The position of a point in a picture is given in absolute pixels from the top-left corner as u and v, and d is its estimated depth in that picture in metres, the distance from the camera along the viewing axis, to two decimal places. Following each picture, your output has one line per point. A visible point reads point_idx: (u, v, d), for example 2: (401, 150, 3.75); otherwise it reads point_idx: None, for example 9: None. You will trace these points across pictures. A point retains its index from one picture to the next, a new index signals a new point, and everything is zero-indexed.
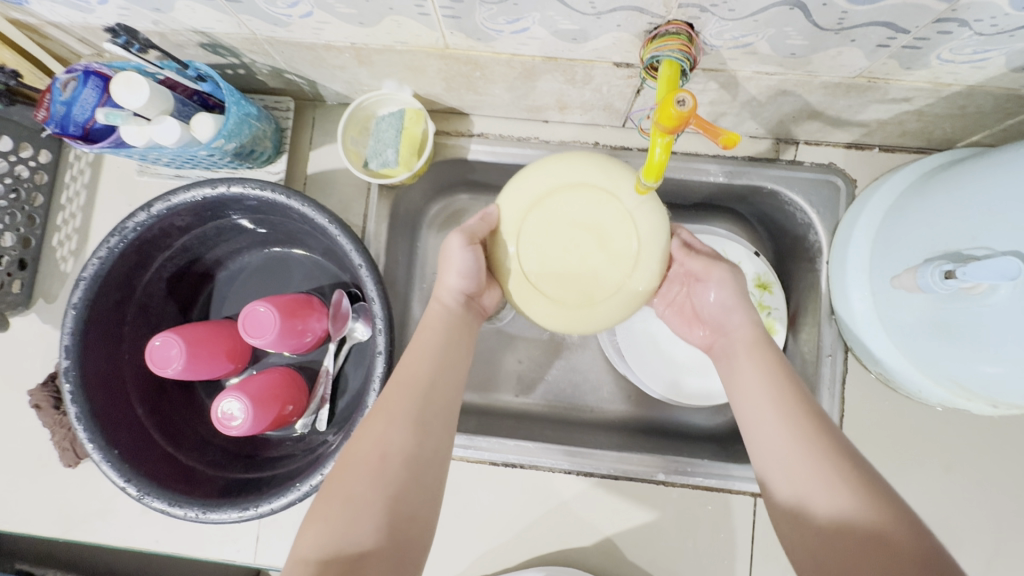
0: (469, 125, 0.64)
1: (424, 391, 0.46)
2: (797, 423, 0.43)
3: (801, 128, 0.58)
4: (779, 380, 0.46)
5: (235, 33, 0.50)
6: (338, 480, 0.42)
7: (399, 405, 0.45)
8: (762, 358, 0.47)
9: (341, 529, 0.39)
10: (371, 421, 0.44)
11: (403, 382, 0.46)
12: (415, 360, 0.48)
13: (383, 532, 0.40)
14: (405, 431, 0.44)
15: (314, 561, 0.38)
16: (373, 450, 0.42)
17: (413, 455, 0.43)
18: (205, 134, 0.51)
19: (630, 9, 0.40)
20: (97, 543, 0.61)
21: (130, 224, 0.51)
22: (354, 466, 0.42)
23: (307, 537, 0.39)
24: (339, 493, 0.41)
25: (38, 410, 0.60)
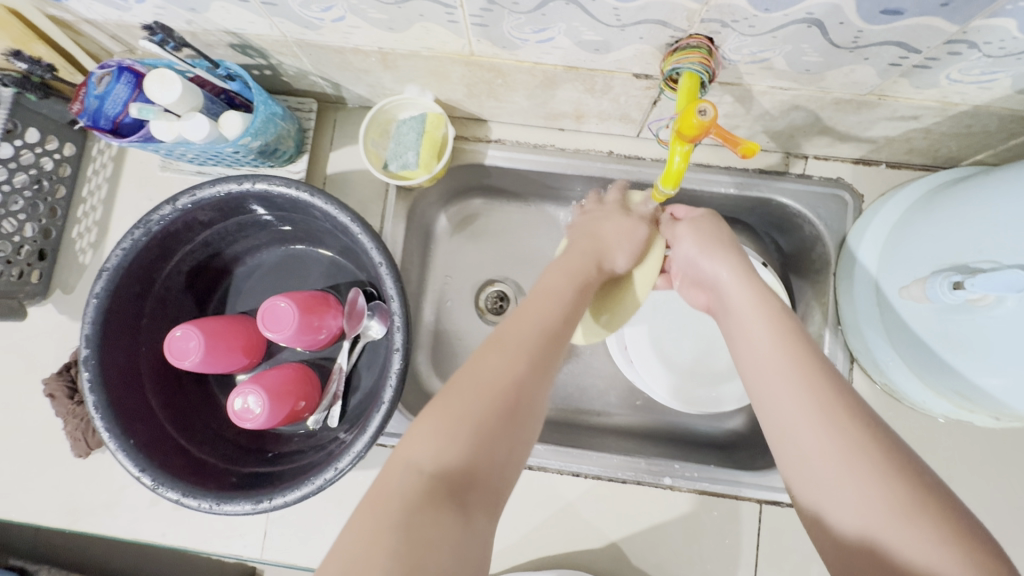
0: (487, 130, 0.65)
1: (552, 341, 0.44)
2: (809, 383, 0.40)
3: (811, 142, 0.60)
4: (788, 340, 0.43)
5: (267, 35, 0.51)
6: (449, 400, 0.38)
7: (527, 344, 0.43)
8: (768, 315, 0.45)
9: (455, 447, 0.36)
10: (486, 357, 0.41)
11: (531, 325, 0.45)
12: (545, 307, 0.47)
13: (494, 460, 0.37)
14: (525, 371, 0.41)
15: (427, 472, 0.35)
16: (499, 376, 0.40)
17: (533, 399, 0.41)
18: (232, 132, 0.52)
19: (654, 22, 0.41)
20: (103, 535, 0.61)
21: (155, 218, 0.51)
22: (471, 387, 0.39)
23: (416, 444, 0.36)
24: (448, 413, 0.38)
25: (53, 399, 0.60)
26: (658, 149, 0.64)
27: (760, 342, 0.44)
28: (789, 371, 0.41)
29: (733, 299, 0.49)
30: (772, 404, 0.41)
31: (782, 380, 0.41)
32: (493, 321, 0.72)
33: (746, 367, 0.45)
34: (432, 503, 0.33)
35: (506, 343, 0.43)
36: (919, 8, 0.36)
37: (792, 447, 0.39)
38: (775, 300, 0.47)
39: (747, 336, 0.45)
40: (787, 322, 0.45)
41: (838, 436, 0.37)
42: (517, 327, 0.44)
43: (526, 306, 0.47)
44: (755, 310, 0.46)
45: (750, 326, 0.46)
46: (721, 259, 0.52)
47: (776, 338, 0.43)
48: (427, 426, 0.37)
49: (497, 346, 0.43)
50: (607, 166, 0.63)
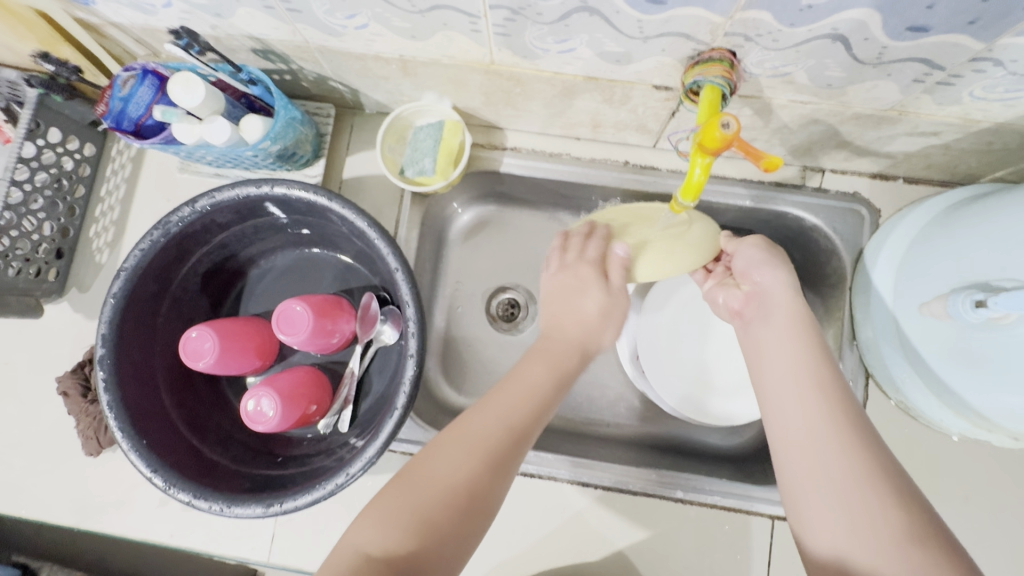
0: (503, 138, 0.65)
1: (514, 440, 0.43)
2: (829, 405, 0.43)
3: (829, 156, 0.59)
4: (814, 361, 0.46)
5: (289, 41, 0.52)
6: (404, 489, 0.41)
7: (486, 444, 0.42)
8: (801, 335, 0.47)
9: (398, 534, 0.38)
10: (444, 441, 0.43)
11: (491, 415, 0.44)
12: (513, 394, 0.46)
13: (441, 545, 0.39)
14: (478, 465, 0.42)
15: (372, 559, 0.37)
16: (448, 467, 0.41)
17: (484, 493, 0.41)
18: (253, 135, 0.53)
19: (676, 35, 0.41)
20: (111, 534, 0.61)
21: (174, 219, 0.52)
22: (419, 478, 0.41)
23: (366, 529, 0.39)
24: (399, 501, 0.40)
25: (66, 397, 0.60)
26: (675, 160, 0.63)
27: (785, 361, 0.47)
28: (810, 386, 0.44)
29: (776, 310, 0.50)
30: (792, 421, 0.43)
31: (808, 401, 0.43)
32: (504, 329, 0.72)
33: (766, 383, 0.47)
34: None
35: (462, 433, 0.43)
36: (946, 25, 0.36)
37: (799, 463, 0.41)
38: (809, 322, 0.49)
39: (772, 351, 0.48)
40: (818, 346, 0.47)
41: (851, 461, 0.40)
42: (480, 412, 0.45)
43: (493, 395, 0.47)
44: (784, 325, 0.49)
45: (777, 345, 0.48)
46: (777, 272, 0.52)
47: (803, 358, 0.46)
48: (375, 512, 0.40)
49: (456, 432, 0.44)
50: (621, 175, 0.63)
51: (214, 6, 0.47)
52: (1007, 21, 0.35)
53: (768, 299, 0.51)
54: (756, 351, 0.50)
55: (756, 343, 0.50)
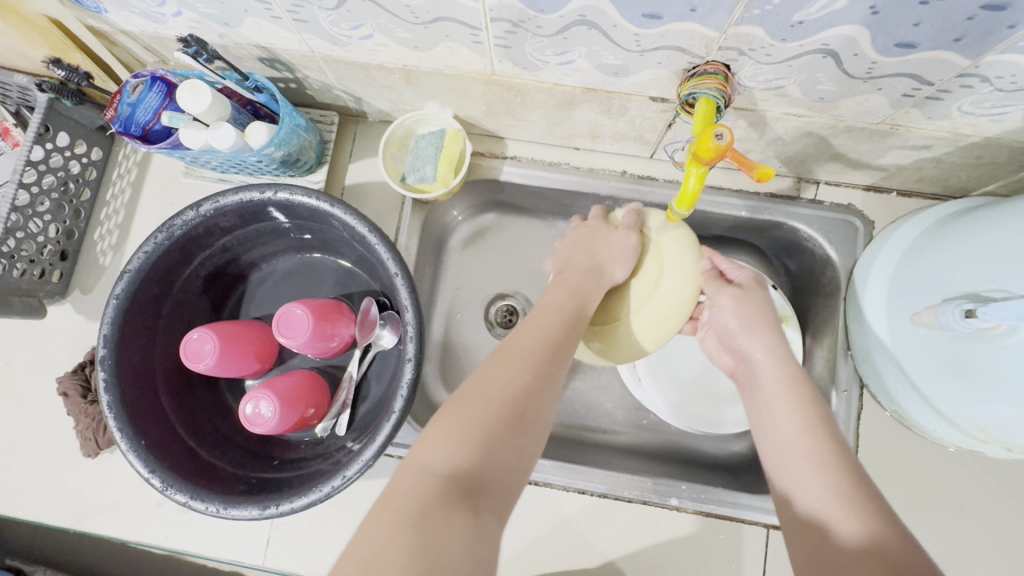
0: (504, 147, 0.67)
1: (550, 359, 0.46)
2: (830, 469, 0.42)
3: (823, 168, 0.60)
4: (812, 426, 0.45)
5: (296, 50, 0.53)
6: (461, 405, 0.41)
7: (533, 364, 0.45)
8: (792, 394, 0.47)
9: (464, 447, 0.39)
10: (492, 366, 0.45)
11: (532, 341, 0.47)
12: (544, 323, 0.49)
13: (503, 458, 0.39)
14: (527, 383, 0.43)
15: (439, 472, 0.37)
16: (504, 385, 0.43)
17: (536, 411, 0.43)
18: (258, 142, 0.54)
19: (672, 49, 0.42)
20: (106, 535, 0.61)
21: (178, 222, 0.53)
22: (478, 396, 0.42)
23: (431, 445, 0.39)
24: (458, 418, 0.40)
25: (66, 398, 0.61)
26: (672, 170, 0.65)
27: (783, 425, 0.46)
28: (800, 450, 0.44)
29: (763, 375, 0.50)
30: (797, 493, 0.43)
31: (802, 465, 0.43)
32: (502, 336, 0.73)
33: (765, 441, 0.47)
34: (444, 499, 0.35)
35: (511, 358, 0.45)
36: (932, 42, 0.37)
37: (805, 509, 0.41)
38: (804, 384, 0.48)
39: (771, 416, 0.47)
40: (815, 405, 0.46)
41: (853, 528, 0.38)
42: (519, 343, 0.47)
43: (526, 324, 0.49)
44: (775, 391, 0.48)
45: (772, 407, 0.47)
46: (757, 336, 0.52)
47: (800, 424, 0.45)
48: (440, 427, 0.40)
49: (500, 361, 0.45)
50: (619, 185, 0.64)
51: (223, 16, 0.49)
52: (992, 39, 0.36)
53: (758, 370, 0.51)
54: (757, 416, 0.49)
55: (757, 408, 0.50)
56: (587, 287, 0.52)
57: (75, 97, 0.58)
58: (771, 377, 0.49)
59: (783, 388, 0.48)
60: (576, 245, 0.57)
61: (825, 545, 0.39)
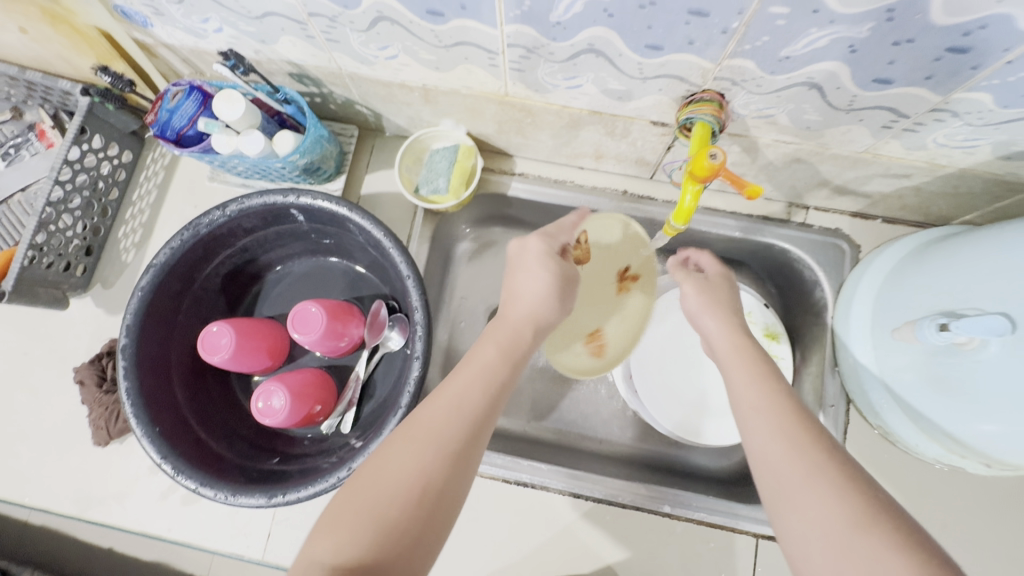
0: (512, 165, 0.71)
1: (468, 425, 0.42)
2: (779, 411, 0.42)
3: (812, 194, 0.64)
4: (764, 380, 0.45)
5: (324, 67, 0.57)
6: (363, 487, 0.38)
7: (443, 430, 0.41)
8: (745, 356, 0.49)
9: (357, 541, 0.35)
10: (397, 441, 0.41)
11: (446, 406, 0.42)
12: (463, 383, 0.44)
13: (401, 551, 0.35)
14: (436, 460, 0.39)
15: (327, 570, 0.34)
16: (400, 471, 0.38)
17: (445, 492, 0.38)
18: (284, 149, 0.58)
19: (672, 77, 0.47)
20: (110, 525, 0.62)
21: (205, 221, 0.56)
22: (376, 480, 0.38)
23: (321, 544, 0.36)
24: (358, 504, 0.37)
25: (82, 386, 0.63)
26: (670, 191, 0.68)
27: (736, 380, 0.47)
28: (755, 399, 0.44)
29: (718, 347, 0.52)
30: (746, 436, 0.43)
31: (752, 414, 0.43)
32: None
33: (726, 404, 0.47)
34: None
35: (419, 430, 0.41)
36: (906, 79, 0.41)
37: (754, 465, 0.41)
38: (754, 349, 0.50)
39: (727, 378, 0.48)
40: (765, 362, 0.48)
41: (802, 454, 0.39)
42: (433, 402, 0.43)
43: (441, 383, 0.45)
44: (732, 355, 0.50)
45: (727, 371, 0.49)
46: (713, 315, 0.54)
47: (750, 379, 0.46)
48: (331, 521, 0.37)
49: (409, 433, 0.41)
50: (620, 204, 0.68)
51: (261, 33, 0.53)
52: (958, 78, 0.40)
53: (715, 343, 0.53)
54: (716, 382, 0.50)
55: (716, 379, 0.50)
56: (517, 343, 0.49)
57: (118, 102, 0.63)
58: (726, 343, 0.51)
59: (740, 350, 0.50)
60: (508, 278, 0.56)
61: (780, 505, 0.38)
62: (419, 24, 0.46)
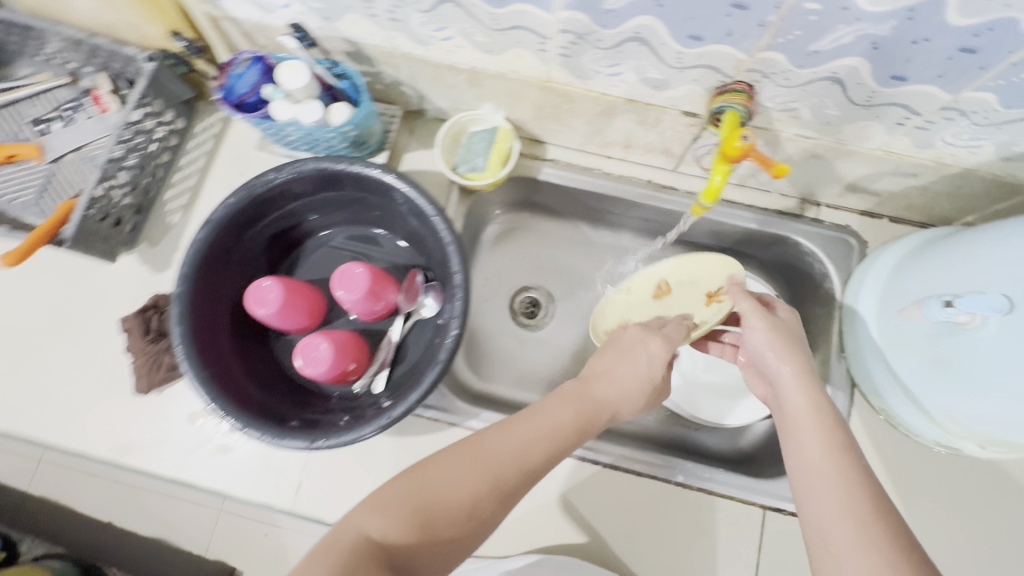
0: (544, 151, 0.75)
1: (527, 473, 0.45)
2: (852, 489, 0.44)
3: (825, 190, 0.69)
4: (841, 453, 0.48)
5: (380, 46, 0.62)
6: (414, 479, 0.42)
7: (506, 467, 0.45)
8: (822, 422, 0.51)
9: (402, 528, 0.39)
10: (459, 453, 0.44)
11: (515, 445, 0.46)
12: (534, 429, 0.48)
13: (436, 550, 0.39)
14: (490, 491, 0.43)
15: (372, 542, 0.37)
16: (459, 484, 0.42)
17: (489, 519, 0.42)
18: (337, 119, 0.62)
19: (707, 67, 0.51)
20: (148, 471, 0.65)
21: (259, 181, 0.60)
22: (432, 480, 0.42)
23: (370, 515, 0.39)
24: (408, 494, 0.41)
25: (128, 335, 0.66)
26: (692, 183, 0.73)
27: (812, 445, 0.49)
28: (833, 470, 0.46)
29: (788, 405, 0.54)
30: (813, 506, 0.45)
31: (826, 489, 0.45)
32: (524, 324, 0.80)
33: (797, 463, 0.49)
34: (370, 564, 0.36)
35: (486, 455, 0.45)
36: (920, 77, 0.46)
37: (819, 537, 0.43)
38: (830, 413, 0.52)
39: (798, 442, 0.50)
40: (838, 431, 0.50)
41: (868, 542, 0.40)
42: (504, 437, 0.46)
43: (516, 421, 0.48)
44: (811, 416, 0.52)
45: (802, 431, 0.51)
46: (784, 356, 0.57)
47: (826, 449, 0.48)
48: (381, 497, 0.40)
49: (472, 450, 0.45)
50: (644, 192, 0.73)
51: (327, 10, 0.57)
52: (968, 77, 0.45)
53: (784, 396, 0.55)
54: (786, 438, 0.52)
55: (785, 438, 0.52)
56: (595, 413, 0.53)
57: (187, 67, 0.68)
58: (802, 405, 0.53)
59: (814, 415, 0.51)
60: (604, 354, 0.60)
61: None
62: (479, 6, 0.51)
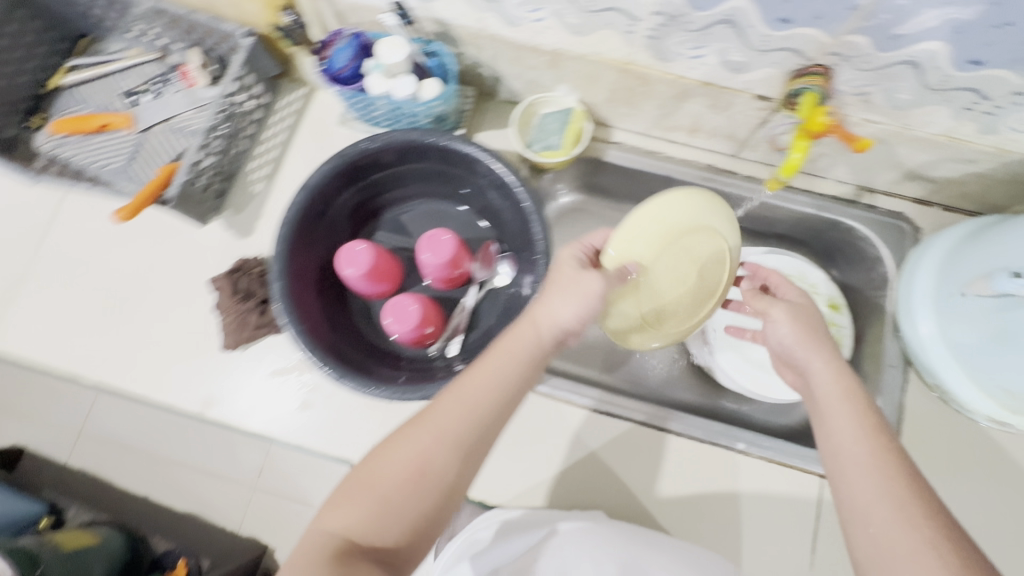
0: (610, 134, 0.78)
1: (480, 431, 0.48)
2: (891, 474, 0.46)
3: (882, 177, 0.72)
4: (876, 437, 0.49)
5: (469, 27, 0.65)
6: (370, 473, 0.46)
7: (460, 434, 0.47)
8: (856, 407, 0.51)
9: (368, 521, 0.44)
10: (414, 435, 0.47)
11: (461, 412, 0.48)
12: (475, 390, 0.50)
13: (414, 526, 0.44)
14: (446, 460, 0.46)
15: (344, 539, 0.43)
16: (408, 463, 0.45)
17: (449, 483, 0.46)
18: (429, 94, 0.65)
19: (790, 50, 0.55)
20: (232, 422, 0.69)
21: (353, 150, 0.63)
22: (385, 471, 0.46)
23: (337, 516, 0.44)
24: (367, 485, 0.45)
25: (218, 292, 0.70)
26: (752, 168, 0.76)
27: (843, 431, 0.50)
28: (869, 455, 0.48)
29: (819, 393, 0.54)
30: (848, 493, 0.47)
31: (864, 475, 0.47)
32: None
33: (829, 449, 0.51)
34: (349, 559, 0.42)
35: (435, 427, 0.47)
36: (997, 61, 0.49)
37: (857, 523, 0.45)
38: (859, 395, 0.52)
39: (829, 426, 0.51)
40: (871, 415, 0.51)
41: (911, 529, 0.42)
42: (449, 407, 0.48)
43: (458, 384, 0.50)
44: (843, 399, 0.52)
45: (834, 415, 0.51)
46: (813, 349, 0.56)
47: (860, 434, 0.49)
48: (347, 499, 0.45)
49: (421, 428, 0.47)
50: (706, 175, 0.76)
51: None
52: None
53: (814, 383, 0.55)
54: (817, 423, 0.53)
55: (817, 423, 0.53)
56: (533, 347, 0.52)
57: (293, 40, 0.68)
58: (831, 388, 0.53)
59: (844, 399, 0.52)
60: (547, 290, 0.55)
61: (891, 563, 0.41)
62: None
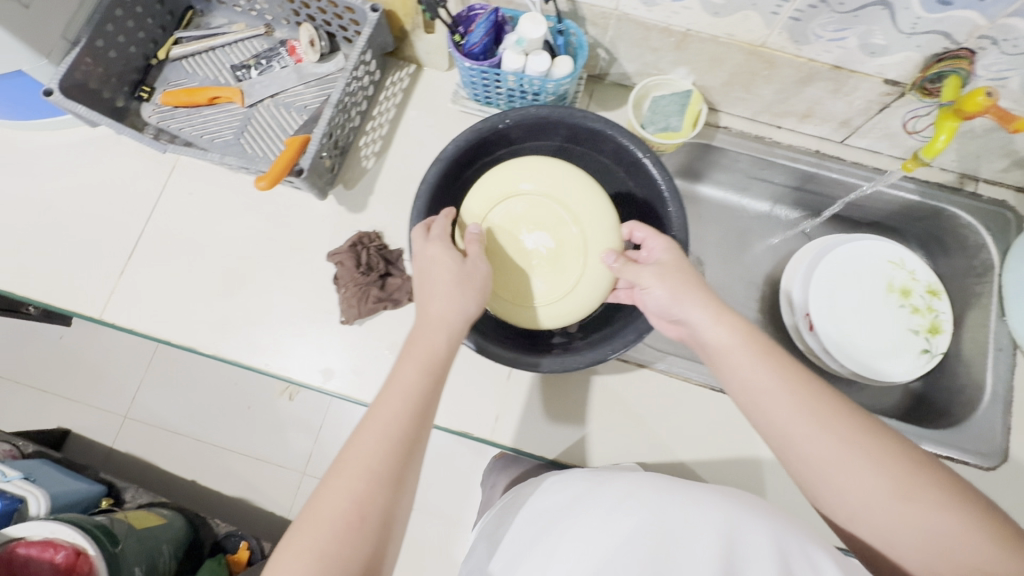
0: (718, 120, 0.80)
1: (403, 443, 0.46)
2: (805, 399, 0.45)
3: (991, 165, 0.74)
4: (767, 356, 0.47)
5: (600, 7, 0.66)
6: (309, 530, 0.41)
7: (380, 454, 0.44)
8: (745, 335, 0.49)
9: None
10: (343, 476, 0.43)
11: (375, 434, 0.45)
12: (387, 409, 0.46)
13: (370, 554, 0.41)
14: (380, 487, 0.43)
15: None
16: (343, 505, 0.42)
17: (385, 505, 0.43)
18: (562, 71, 0.66)
19: (940, 33, 0.56)
20: (346, 394, 0.69)
21: (486, 124, 0.63)
22: (326, 523, 0.41)
23: None
24: (311, 540, 0.41)
25: (340, 266, 0.71)
26: (856, 156, 0.78)
27: (746, 368, 0.47)
28: (778, 384, 0.46)
29: (709, 338, 0.51)
30: (785, 451, 0.45)
31: (789, 411, 0.45)
32: None
33: (745, 401, 0.48)
34: None
35: (356, 460, 0.44)
36: None
37: (806, 474, 0.44)
38: (730, 310, 0.51)
39: (730, 360, 0.49)
40: (754, 331, 0.50)
41: (834, 444, 0.42)
42: (365, 435, 0.45)
43: (370, 412, 0.47)
44: (735, 332, 0.49)
45: (732, 357, 0.49)
46: (688, 302, 0.52)
47: (757, 361, 0.47)
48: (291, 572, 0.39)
49: (343, 469, 0.44)
50: (814, 160, 0.78)
51: None
52: None
53: (696, 330, 0.52)
54: (719, 371, 0.50)
55: (715, 365, 0.50)
56: (435, 351, 0.51)
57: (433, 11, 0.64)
58: (707, 315, 0.51)
59: (734, 330, 0.49)
60: (423, 295, 0.54)
61: (840, 489, 0.42)
62: None
